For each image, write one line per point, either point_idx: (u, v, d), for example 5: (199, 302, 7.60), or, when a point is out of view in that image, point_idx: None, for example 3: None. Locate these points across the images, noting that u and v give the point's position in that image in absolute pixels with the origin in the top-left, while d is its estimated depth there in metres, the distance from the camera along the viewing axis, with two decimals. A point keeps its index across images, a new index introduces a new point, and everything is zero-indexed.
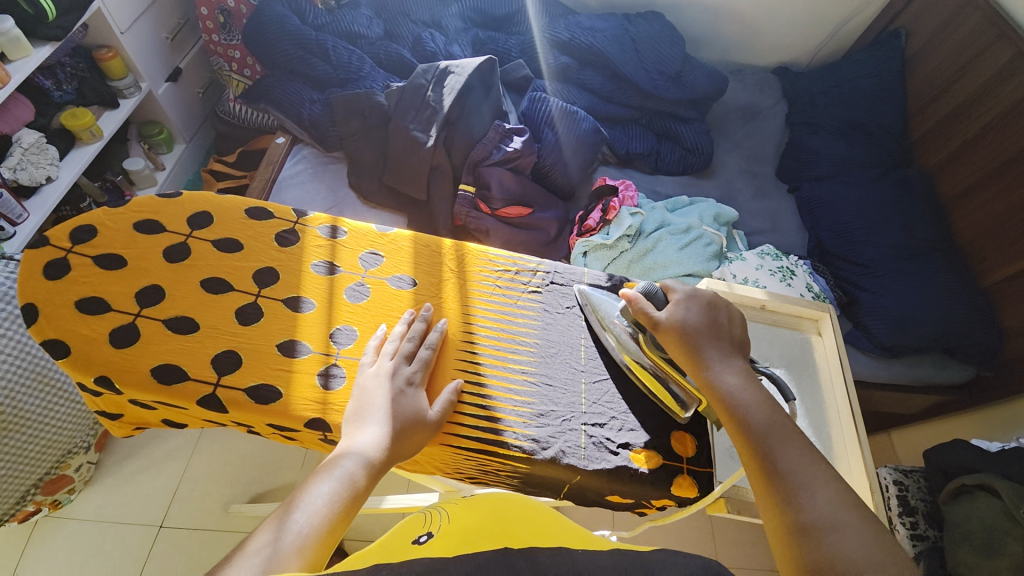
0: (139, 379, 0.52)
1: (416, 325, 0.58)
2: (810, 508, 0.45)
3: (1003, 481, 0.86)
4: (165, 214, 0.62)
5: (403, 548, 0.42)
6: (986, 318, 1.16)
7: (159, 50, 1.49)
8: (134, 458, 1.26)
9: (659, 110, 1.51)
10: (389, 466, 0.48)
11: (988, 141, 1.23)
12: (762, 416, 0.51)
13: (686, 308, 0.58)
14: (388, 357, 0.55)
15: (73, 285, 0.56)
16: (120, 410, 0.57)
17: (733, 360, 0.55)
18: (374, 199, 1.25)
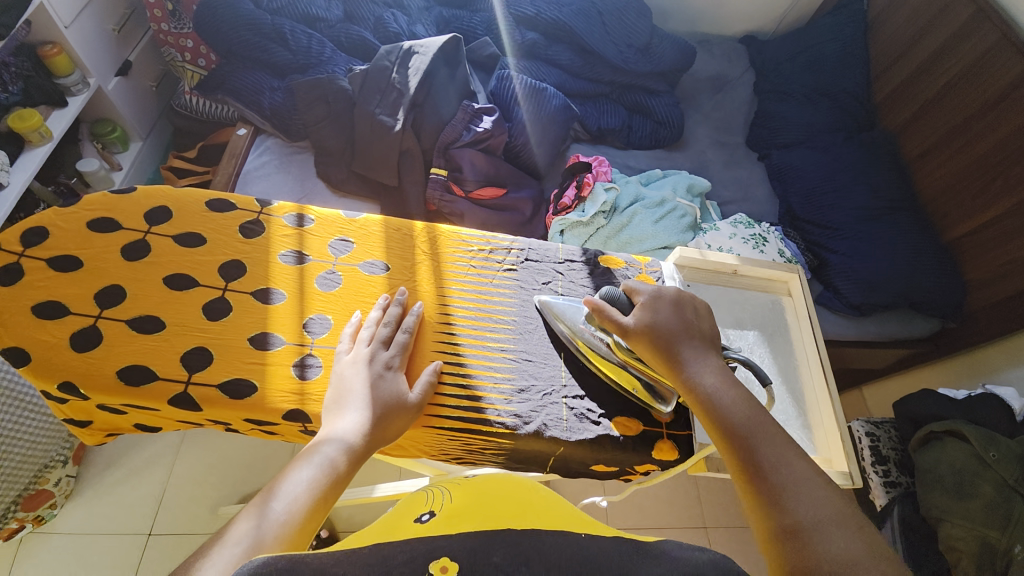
0: (105, 382, 0.50)
1: (391, 310, 0.57)
2: (798, 509, 0.44)
3: (971, 427, 0.90)
4: (119, 211, 0.60)
5: (402, 529, 0.41)
6: (949, 272, 1.21)
7: (106, 43, 1.41)
8: (115, 467, 1.23)
9: (628, 84, 1.50)
10: (370, 452, 0.48)
11: (946, 100, 1.27)
12: (743, 416, 0.50)
13: (658, 309, 0.57)
14: (365, 343, 0.54)
15: (27, 291, 0.54)
16: (89, 415, 0.55)
17: (709, 358, 0.54)
18: (344, 187, 1.22)
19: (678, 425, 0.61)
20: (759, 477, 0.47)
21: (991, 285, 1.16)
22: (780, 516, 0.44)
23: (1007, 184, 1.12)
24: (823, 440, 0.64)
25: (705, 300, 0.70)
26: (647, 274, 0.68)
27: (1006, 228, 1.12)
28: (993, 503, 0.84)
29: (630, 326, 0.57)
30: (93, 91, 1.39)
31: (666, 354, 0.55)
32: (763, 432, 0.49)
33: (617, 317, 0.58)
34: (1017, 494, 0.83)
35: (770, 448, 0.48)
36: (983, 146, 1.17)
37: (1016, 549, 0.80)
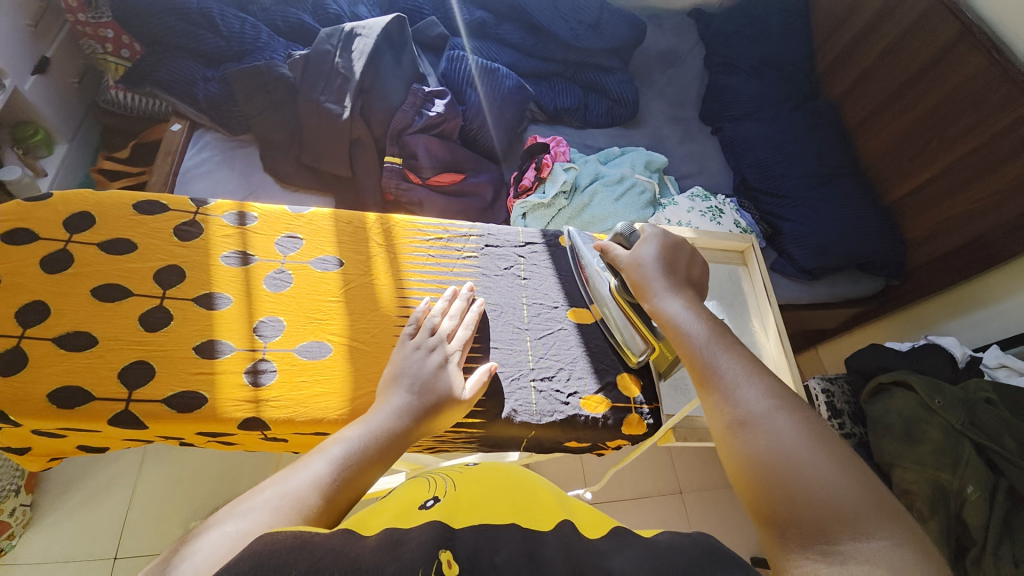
0: (35, 407, 0.46)
1: (457, 303, 0.58)
2: (748, 402, 0.45)
3: (917, 376, 0.97)
4: (35, 220, 0.54)
5: (410, 514, 0.40)
6: (891, 232, 1.28)
7: (17, 38, 1.32)
8: (72, 492, 1.16)
9: (582, 62, 1.49)
10: (405, 441, 0.47)
11: (882, 68, 1.32)
12: (702, 334, 0.51)
13: (648, 246, 0.59)
14: (429, 334, 0.54)
15: None
16: (25, 443, 0.51)
17: (681, 291, 0.56)
18: (294, 181, 1.16)
19: (648, 397, 0.62)
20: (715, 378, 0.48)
21: (929, 242, 1.23)
22: (731, 411, 0.45)
23: (941, 145, 1.18)
24: None
25: None
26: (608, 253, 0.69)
27: (941, 187, 1.19)
28: (941, 447, 0.90)
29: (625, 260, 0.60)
30: (10, 94, 1.30)
31: (640, 284, 0.57)
32: (720, 346, 0.50)
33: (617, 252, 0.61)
34: (964, 437, 0.89)
35: (727, 359, 0.49)
36: (918, 111, 1.23)
37: (967, 489, 0.86)
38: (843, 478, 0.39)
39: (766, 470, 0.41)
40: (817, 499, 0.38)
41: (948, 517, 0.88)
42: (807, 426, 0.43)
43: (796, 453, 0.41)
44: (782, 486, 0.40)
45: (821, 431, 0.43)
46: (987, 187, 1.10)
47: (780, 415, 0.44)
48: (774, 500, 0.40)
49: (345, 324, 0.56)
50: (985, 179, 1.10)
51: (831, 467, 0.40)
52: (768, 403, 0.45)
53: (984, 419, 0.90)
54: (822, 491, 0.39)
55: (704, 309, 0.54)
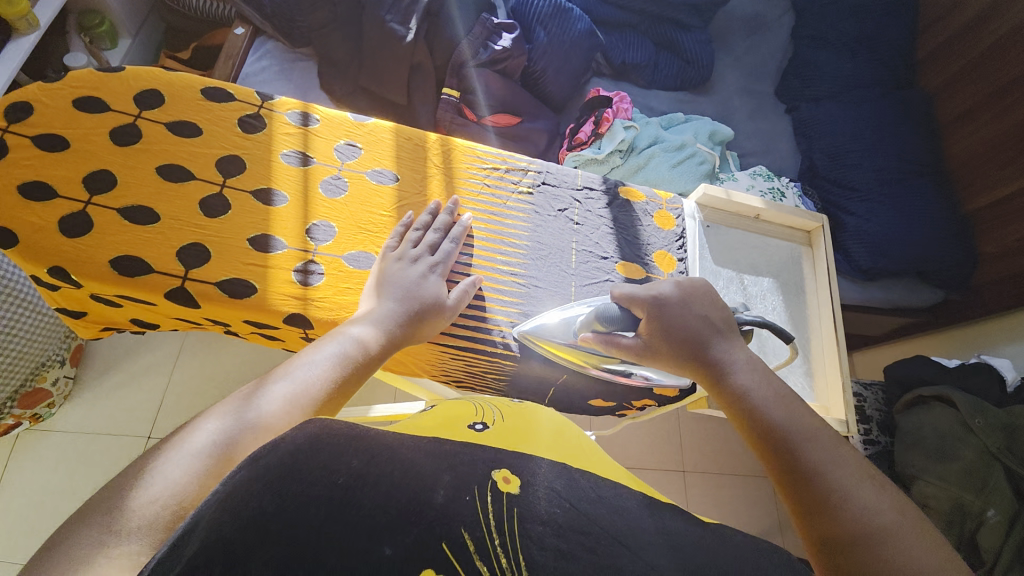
0: (98, 270, 0.48)
1: (441, 217, 0.56)
2: (850, 515, 0.38)
3: (962, 394, 0.92)
4: (108, 90, 0.55)
5: (459, 432, 0.41)
6: (962, 243, 1.19)
7: None
8: (114, 372, 1.24)
9: (659, 16, 1.39)
10: (394, 348, 0.47)
11: (992, 61, 1.18)
12: (782, 416, 0.44)
13: (673, 302, 0.52)
14: (411, 245, 0.53)
15: (13, 168, 0.50)
16: (84, 306, 0.54)
17: (739, 352, 0.49)
18: (348, 102, 1.14)
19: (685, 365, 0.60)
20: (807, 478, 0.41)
21: (1002, 259, 1.14)
22: (830, 526, 0.38)
23: None
24: (823, 388, 0.64)
25: (722, 242, 0.67)
26: (669, 211, 0.65)
27: None
28: (972, 469, 0.86)
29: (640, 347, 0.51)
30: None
31: (686, 346, 0.49)
32: (804, 433, 0.43)
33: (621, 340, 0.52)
34: (997, 461, 0.86)
35: (816, 449, 0.42)
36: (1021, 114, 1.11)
37: (988, 512, 0.83)
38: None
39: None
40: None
41: (960, 536, 0.86)
42: (936, 552, 0.36)
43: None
44: None
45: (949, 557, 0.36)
46: None
47: (900, 534, 0.37)
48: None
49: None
50: None
51: None
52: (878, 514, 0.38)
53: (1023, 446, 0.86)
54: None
55: (774, 378, 0.47)
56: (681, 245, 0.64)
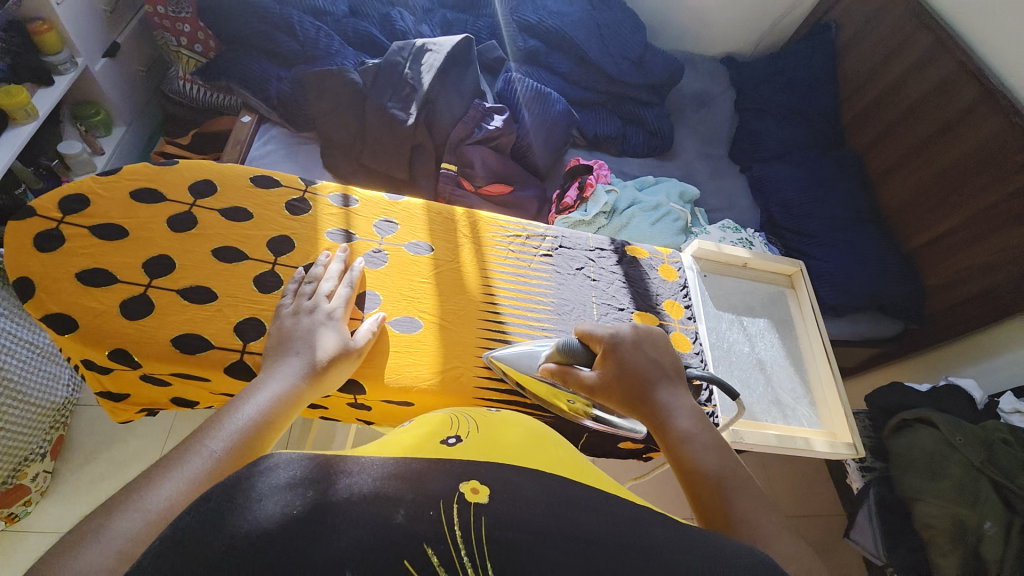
0: (159, 349, 0.50)
1: (333, 266, 0.57)
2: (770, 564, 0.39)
3: (940, 414, 1.00)
4: (163, 180, 0.59)
5: (434, 449, 0.40)
6: (910, 278, 1.32)
7: (95, 23, 1.35)
8: (95, 463, 1.16)
9: (623, 95, 1.57)
10: (302, 402, 0.47)
11: (906, 123, 1.37)
12: (711, 464, 0.46)
13: (626, 345, 0.54)
14: (306, 298, 0.54)
15: (70, 257, 0.53)
16: (130, 388, 0.55)
17: (685, 400, 0.51)
18: (352, 179, 1.22)
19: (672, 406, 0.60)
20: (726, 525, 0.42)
21: (947, 289, 1.26)
22: None
23: (960, 199, 1.23)
24: (827, 415, 0.70)
25: (719, 288, 0.76)
26: (670, 264, 0.74)
27: (959, 238, 1.23)
28: (962, 484, 0.92)
29: (594, 379, 0.53)
30: (81, 72, 1.33)
31: (638, 389, 0.51)
32: (729, 480, 0.44)
33: (580, 372, 0.54)
34: (983, 474, 0.92)
35: (736, 498, 0.43)
36: (938, 165, 1.28)
37: (985, 524, 0.89)
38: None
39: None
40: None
41: (966, 551, 0.90)
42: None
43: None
44: None
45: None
46: (1006, 240, 1.13)
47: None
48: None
49: (435, 304, 0.60)
50: (1000, 233, 1.14)
51: None
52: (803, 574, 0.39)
53: (1001, 457, 0.93)
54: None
55: (712, 429, 0.49)
56: (685, 293, 0.71)
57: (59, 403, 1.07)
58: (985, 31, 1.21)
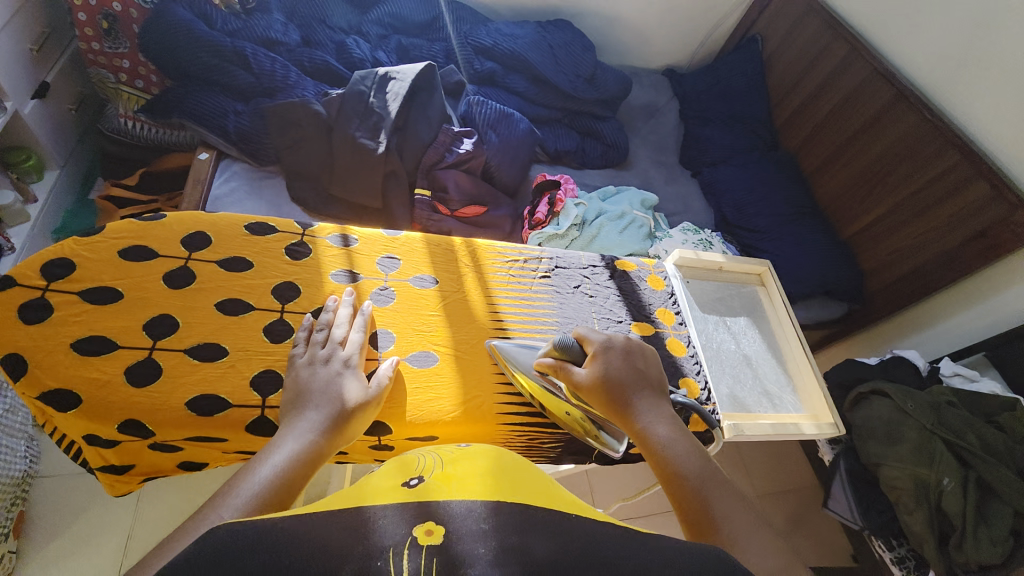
0: (175, 412, 0.55)
1: (342, 312, 0.62)
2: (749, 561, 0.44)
3: (891, 385, 1.12)
4: (151, 238, 0.64)
5: (395, 492, 0.40)
6: (850, 263, 1.46)
7: (21, 63, 1.23)
8: (59, 538, 1.06)
9: (578, 111, 1.64)
10: (322, 456, 0.49)
11: (832, 123, 1.51)
12: (695, 470, 0.51)
13: (609, 355, 0.60)
14: (319, 346, 0.58)
15: (65, 326, 0.57)
16: (135, 458, 0.57)
17: (663, 409, 0.57)
18: (323, 211, 1.21)
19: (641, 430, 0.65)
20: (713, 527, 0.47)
21: (883, 271, 1.39)
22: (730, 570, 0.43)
23: (885, 190, 1.37)
24: (808, 398, 0.78)
25: (701, 293, 0.83)
26: (657, 274, 0.80)
27: (888, 224, 1.37)
28: (919, 446, 1.03)
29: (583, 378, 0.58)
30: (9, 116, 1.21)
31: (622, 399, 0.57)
32: (713, 486, 0.50)
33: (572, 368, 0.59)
34: (935, 435, 1.03)
35: (720, 501, 0.48)
36: (864, 160, 1.43)
37: (944, 481, 0.99)
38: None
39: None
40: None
41: (930, 508, 1.00)
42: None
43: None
44: None
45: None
46: (929, 223, 1.26)
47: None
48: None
49: (445, 334, 0.67)
50: (926, 217, 1.27)
51: None
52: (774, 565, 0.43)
53: (949, 418, 1.04)
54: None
55: (690, 436, 0.55)
56: (673, 301, 0.78)
57: (17, 478, 1.00)
58: (896, 39, 1.35)
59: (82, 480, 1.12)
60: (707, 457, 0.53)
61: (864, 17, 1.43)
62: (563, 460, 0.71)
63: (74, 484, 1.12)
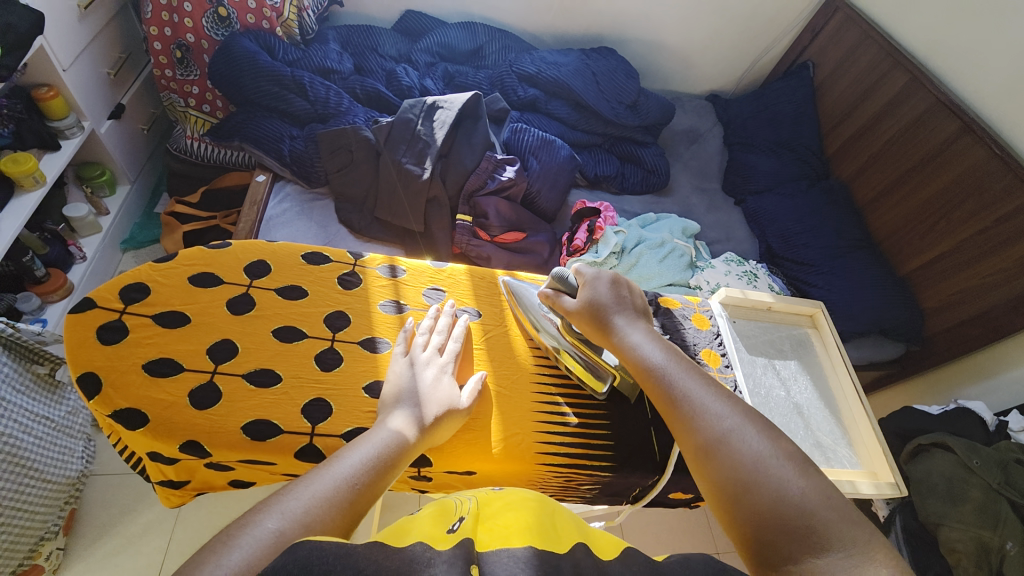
0: (231, 438, 0.57)
1: (442, 320, 0.67)
2: (709, 428, 0.52)
3: (955, 438, 1.03)
4: (218, 264, 0.69)
5: (442, 536, 0.40)
6: (909, 301, 1.36)
7: (100, 86, 1.35)
8: (108, 536, 1.11)
9: (620, 136, 1.63)
10: (410, 450, 0.53)
11: (890, 153, 1.44)
12: (662, 359, 0.60)
13: (595, 287, 0.67)
14: (420, 349, 0.63)
15: (136, 348, 0.61)
16: (190, 475, 0.60)
17: (637, 323, 0.64)
18: (368, 233, 1.26)
19: (662, 444, 0.69)
20: (681, 403, 0.56)
21: (945, 312, 1.30)
22: (697, 440, 0.52)
23: (949, 226, 1.29)
24: (866, 454, 0.75)
25: (749, 333, 0.82)
26: (703, 313, 0.79)
27: (953, 262, 1.28)
28: (983, 506, 0.95)
29: (574, 306, 0.67)
30: (86, 134, 1.31)
31: (600, 324, 0.64)
32: (677, 369, 0.59)
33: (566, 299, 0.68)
34: (1001, 495, 0.96)
35: (683, 380, 0.57)
36: (925, 194, 1.35)
37: (1007, 545, 0.92)
38: (803, 481, 0.47)
39: (737, 488, 0.48)
40: (789, 518, 0.44)
41: (992, 574, 0.93)
42: (779, 450, 0.50)
43: (767, 471, 0.48)
44: (757, 494, 0.47)
45: (789, 449, 0.50)
46: (998, 263, 1.18)
47: (748, 432, 0.51)
48: (758, 529, 0.45)
49: (490, 371, 0.69)
50: (994, 257, 1.19)
51: (799, 481, 0.47)
52: (732, 422, 0.52)
53: (1018, 479, 0.96)
54: (784, 502, 0.45)
55: (661, 339, 0.63)
56: (719, 342, 0.77)
57: (73, 478, 1.05)
58: (961, 68, 1.29)
59: (130, 482, 1.18)
60: (673, 350, 0.61)
61: (926, 46, 1.37)
62: (598, 499, 0.71)
63: (124, 485, 1.17)
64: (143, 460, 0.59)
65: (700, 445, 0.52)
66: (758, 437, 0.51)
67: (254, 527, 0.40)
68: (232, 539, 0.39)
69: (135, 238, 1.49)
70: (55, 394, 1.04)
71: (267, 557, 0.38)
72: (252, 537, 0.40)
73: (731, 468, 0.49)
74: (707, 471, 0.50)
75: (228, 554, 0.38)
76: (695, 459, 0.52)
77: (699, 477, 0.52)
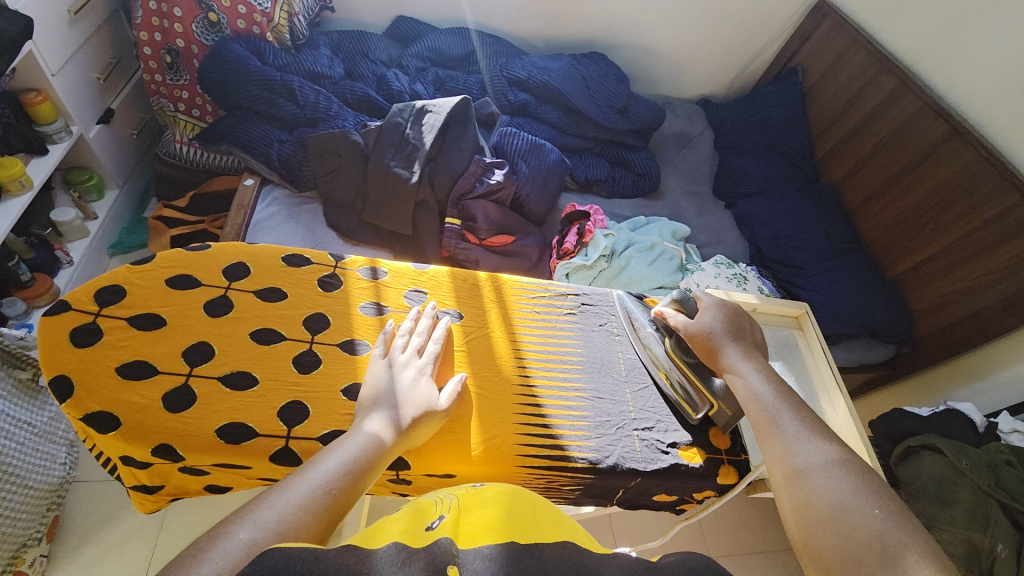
0: (205, 441, 0.57)
1: (423, 321, 0.67)
2: (803, 455, 0.57)
3: (943, 440, 1.03)
4: (197, 266, 0.68)
5: (417, 535, 0.40)
6: (898, 302, 1.37)
7: (89, 91, 1.35)
8: (90, 544, 1.10)
9: (610, 140, 1.63)
10: (389, 453, 0.53)
11: (879, 156, 1.45)
12: (772, 392, 0.63)
13: (712, 315, 0.72)
14: (400, 351, 0.63)
15: (111, 350, 0.60)
16: (163, 479, 0.59)
17: (751, 356, 0.68)
18: (356, 237, 1.25)
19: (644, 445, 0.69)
20: (779, 431, 0.60)
21: (935, 313, 1.30)
22: (788, 462, 0.57)
23: (937, 228, 1.29)
24: None
25: None
26: None
27: (941, 264, 1.28)
28: (972, 508, 0.95)
29: (689, 327, 0.72)
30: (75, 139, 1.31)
31: (713, 350, 0.69)
32: (785, 403, 0.62)
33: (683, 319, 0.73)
34: (991, 497, 0.95)
35: (787, 412, 0.61)
36: (913, 196, 1.35)
37: (997, 547, 0.91)
38: (885, 515, 0.49)
39: (820, 507, 0.52)
40: (864, 536, 0.48)
41: None
42: (857, 482, 0.53)
43: (849, 499, 0.51)
44: (836, 512, 0.50)
45: (865, 481, 0.53)
46: (986, 265, 1.19)
47: (834, 465, 0.55)
48: (834, 543, 0.49)
49: (472, 373, 0.69)
50: (981, 258, 1.20)
51: (878, 513, 0.50)
52: (825, 455, 0.56)
53: (1007, 480, 0.96)
54: (866, 527, 0.49)
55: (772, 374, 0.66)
56: None
57: (54, 484, 1.03)
58: (947, 72, 1.31)
59: (113, 489, 1.16)
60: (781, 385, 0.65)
61: (912, 51, 1.39)
62: (582, 502, 0.71)
63: (107, 492, 1.16)
64: (115, 464, 0.58)
65: (791, 466, 0.56)
66: (844, 471, 0.54)
67: (225, 540, 0.40)
68: (202, 553, 0.39)
69: (122, 242, 1.48)
70: (37, 399, 1.02)
71: (238, 568, 0.38)
72: (224, 549, 0.39)
73: (814, 489, 0.53)
74: (790, 489, 0.55)
75: (197, 568, 0.38)
76: (780, 477, 0.56)
77: (781, 494, 0.56)
